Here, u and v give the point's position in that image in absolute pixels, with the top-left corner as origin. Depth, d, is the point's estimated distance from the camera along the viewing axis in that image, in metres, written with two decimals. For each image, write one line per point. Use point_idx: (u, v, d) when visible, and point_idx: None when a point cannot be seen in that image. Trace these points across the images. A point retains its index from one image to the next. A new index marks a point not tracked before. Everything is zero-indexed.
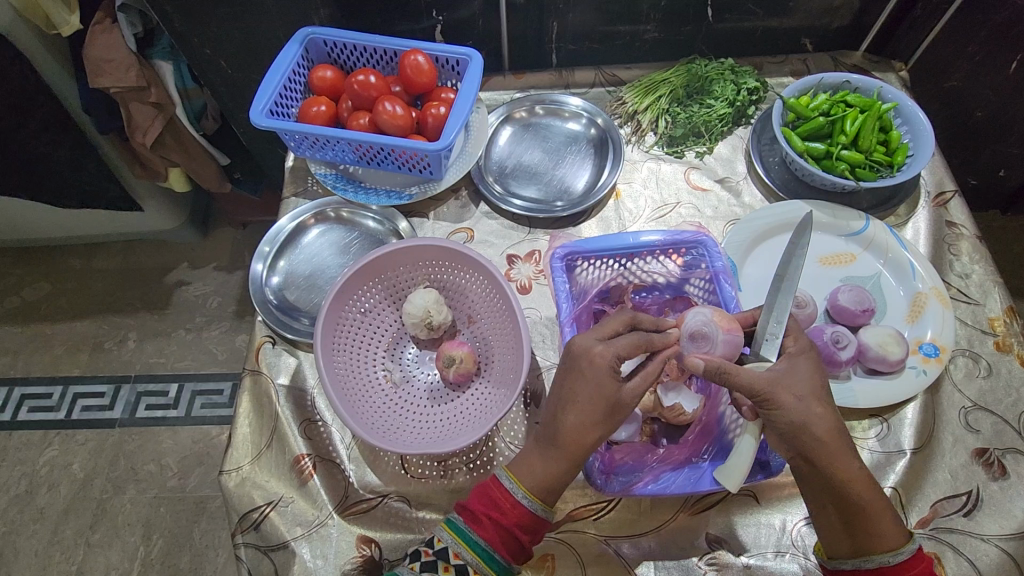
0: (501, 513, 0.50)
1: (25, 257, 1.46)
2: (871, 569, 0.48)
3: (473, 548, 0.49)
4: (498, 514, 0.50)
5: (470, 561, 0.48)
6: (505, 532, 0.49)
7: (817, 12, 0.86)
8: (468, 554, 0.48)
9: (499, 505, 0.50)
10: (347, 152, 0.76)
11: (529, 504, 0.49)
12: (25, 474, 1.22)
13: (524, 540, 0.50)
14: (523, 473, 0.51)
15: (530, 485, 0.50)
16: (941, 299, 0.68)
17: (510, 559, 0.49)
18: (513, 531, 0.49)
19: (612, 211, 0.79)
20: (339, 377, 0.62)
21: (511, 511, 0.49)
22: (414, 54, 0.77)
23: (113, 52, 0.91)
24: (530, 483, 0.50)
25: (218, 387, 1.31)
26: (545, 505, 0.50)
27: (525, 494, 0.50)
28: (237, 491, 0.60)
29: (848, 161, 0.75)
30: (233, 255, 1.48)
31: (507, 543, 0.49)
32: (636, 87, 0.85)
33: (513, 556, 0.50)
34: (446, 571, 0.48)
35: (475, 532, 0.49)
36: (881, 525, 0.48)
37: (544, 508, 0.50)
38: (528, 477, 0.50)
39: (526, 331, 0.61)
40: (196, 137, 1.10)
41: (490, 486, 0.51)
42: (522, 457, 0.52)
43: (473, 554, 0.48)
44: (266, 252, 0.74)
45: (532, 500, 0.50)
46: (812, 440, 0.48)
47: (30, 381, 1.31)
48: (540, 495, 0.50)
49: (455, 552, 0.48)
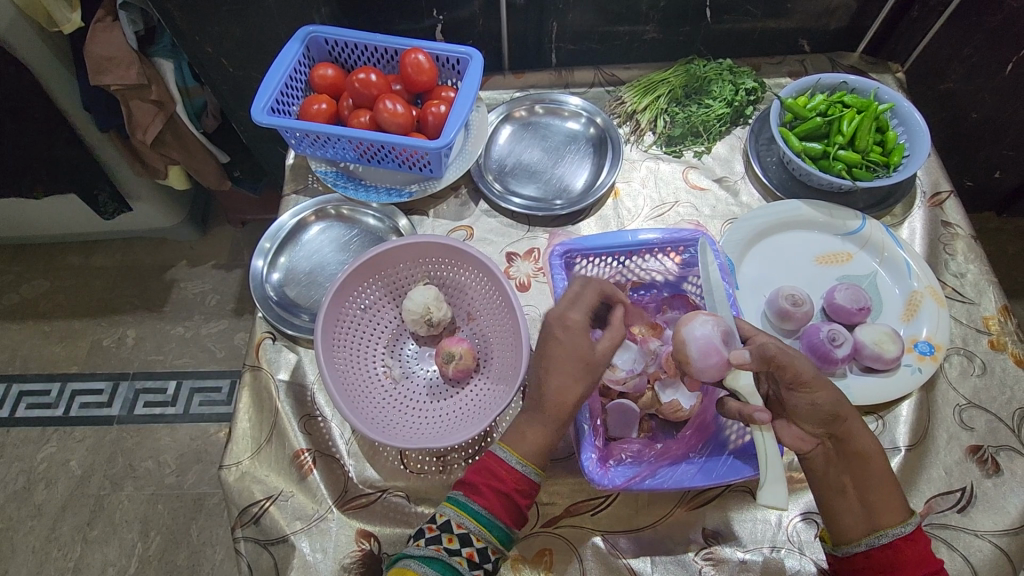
0: (499, 480, 0.50)
1: (24, 254, 1.47)
2: (885, 544, 0.49)
3: (475, 517, 0.49)
4: (496, 481, 0.50)
5: (472, 530, 0.48)
6: (504, 499, 0.50)
7: (815, 13, 0.87)
8: (471, 523, 0.48)
9: (495, 473, 0.50)
10: (347, 150, 0.77)
11: (525, 469, 0.50)
12: (23, 470, 1.22)
13: (522, 505, 0.50)
14: (515, 441, 0.52)
15: (523, 451, 0.51)
16: (937, 298, 0.68)
17: (510, 526, 0.50)
18: (512, 497, 0.50)
19: (611, 209, 0.80)
20: (339, 372, 0.62)
21: (508, 477, 0.50)
22: (415, 53, 0.77)
23: (115, 50, 0.92)
24: (525, 450, 0.51)
25: (217, 385, 1.31)
26: (539, 469, 0.51)
27: (519, 459, 0.51)
28: (237, 485, 0.60)
29: (845, 161, 0.76)
30: (232, 253, 1.49)
31: (506, 510, 0.50)
32: (635, 87, 0.86)
33: (513, 521, 0.50)
34: (451, 543, 0.48)
35: (477, 501, 0.49)
36: (890, 499, 0.50)
37: (537, 472, 0.51)
38: (520, 444, 0.51)
39: (525, 328, 0.62)
40: (196, 135, 1.11)
41: (485, 458, 0.52)
42: (513, 427, 0.53)
43: (475, 522, 0.48)
44: (267, 248, 0.74)
45: (527, 465, 0.51)
46: None
47: (28, 377, 1.31)
48: (533, 460, 0.51)
49: (457, 522, 0.48)
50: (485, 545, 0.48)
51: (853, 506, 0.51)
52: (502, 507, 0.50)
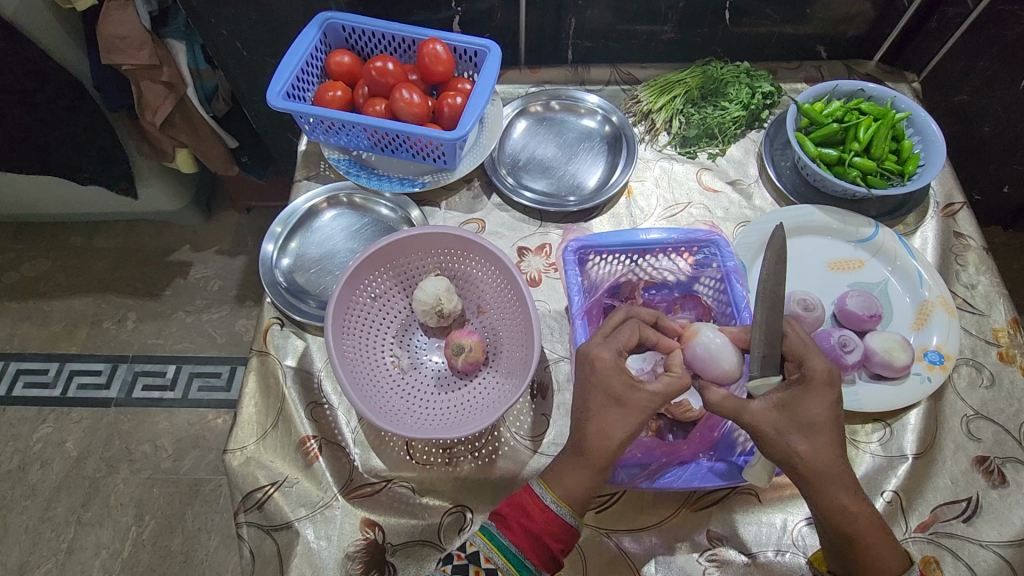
0: (531, 519, 0.49)
1: (26, 233, 1.46)
2: None
3: (503, 553, 0.49)
4: (528, 519, 0.49)
5: (500, 566, 0.48)
6: (535, 540, 0.49)
7: (833, 19, 0.87)
8: (499, 559, 0.48)
9: (528, 512, 0.50)
10: (361, 138, 0.76)
11: (559, 511, 0.49)
12: (18, 450, 1.21)
13: (555, 550, 0.49)
14: (556, 483, 0.50)
15: (560, 492, 0.50)
16: (947, 308, 0.68)
17: (540, 568, 0.49)
18: (545, 540, 0.49)
19: (624, 208, 0.80)
20: (348, 359, 0.62)
21: (541, 517, 0.49)
22: (433, 43, 0.77)
23: (128, 29, 0.91)
24: (563, 492, 0.50)
25: (217, 371, 1.30)
26: (576, 514, 0.50)
27: (555, 500, 0.50)
28: (242, 470, 0.60)
29: (860, 168, 0.76)
30: (236, 239, 1.48)
31: (537, 550, 0.49)
32: (651, 86, 0.86)
33: (544, 566, 0.49)
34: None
35: (507, 539, 0.49)
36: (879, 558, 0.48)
37: (572, 516, 0.50)
38: (559, 483, 0.50)
39: (536, 322, 0.62)
40: (206, 119, 1.10)
41: (523, 495, 0.51)
42: (555, 463, 0.52)
43: (503, 559, 0.48)
44: (278, 233, 0.74)
45: (564, 509, 0.49)
46: (833, 452, 0.47)
47: (26, 357, 1.30)
48: (569, 503, 0.50)
49: (486, 556, 0.49)
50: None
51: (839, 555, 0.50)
52: (533, 549, 0.49)
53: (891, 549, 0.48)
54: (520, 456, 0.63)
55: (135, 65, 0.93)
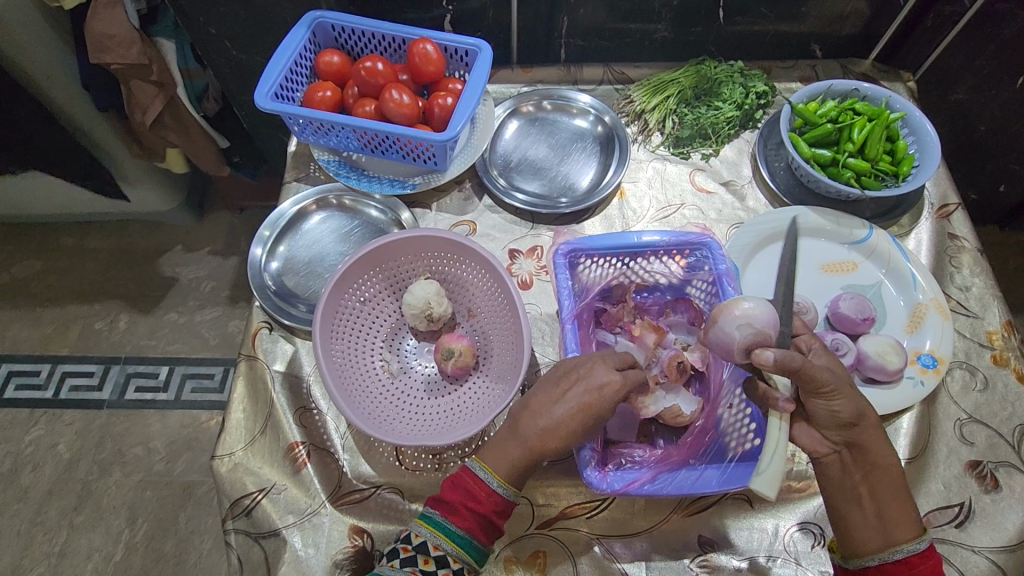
0: (474, 500, 0.49)
1: (17, 232, 1.44)
2: (898, 560, 0.48)
3: (451, 540, 0.48)
4: (470, 500, 0.49)
5: (449, 551, 0.48)
6: (481, 520, 0.49)
7: (828, 17, 0.86)
8: (447, 546, 0.48)
9: (470, 492, 0.50)
10: (351, 139, 0.76)
11: (501, 490, 0.49)
12: (10, 452, 1.20)
13: (498, 524, 0.50)
14: (492, 461, 0.50)
15: (500, 470, 0.50)
16: (941, 311, 0.68)
17: (484, 543, 0.50)
18: (488, 517, 0.49)
19: (616, 209, 0.79)
20: (337, 365, 0.61)
21: (484, 498, 0.49)
22: (423, 43, 0.76)
23: (115, 28, 0.89)
24: (504, 471, 0.50)
25: (209, 372, 1.30)
26: (514, 487, 0.50)
27: (501, 482, 0.49)
28: (229, 476, 0.59)
29: (854, 169, 0.75)
30: (229, 239, 1.47)
31: (481, 529, 0.49)
32: (644, 86, 0.85)
33: (488, 539, 0.50)
34: (426, 564, 0.48)
35: (453, 523, 0.49)
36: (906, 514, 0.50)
37: (511, 490, 0.50)
38: (499, 463, 0.50)
39: (527, 326, 0.61)
40: (196, 118, 1.09)
41: (460, 477, 0.51)
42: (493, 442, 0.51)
43: (453, 545, 0.48)
44: (266, 236, 0.73)
45: (503, 486, 0.49)
46: None
47: (17, 359, 1.29)
48: (510, 479, 0.50)
49: (434, 544, 0.48)
50: (462, 565, 0.49)
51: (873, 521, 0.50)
52: (479, 527, 0.49)
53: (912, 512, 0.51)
54: None
55: (123, 65, 0.92)
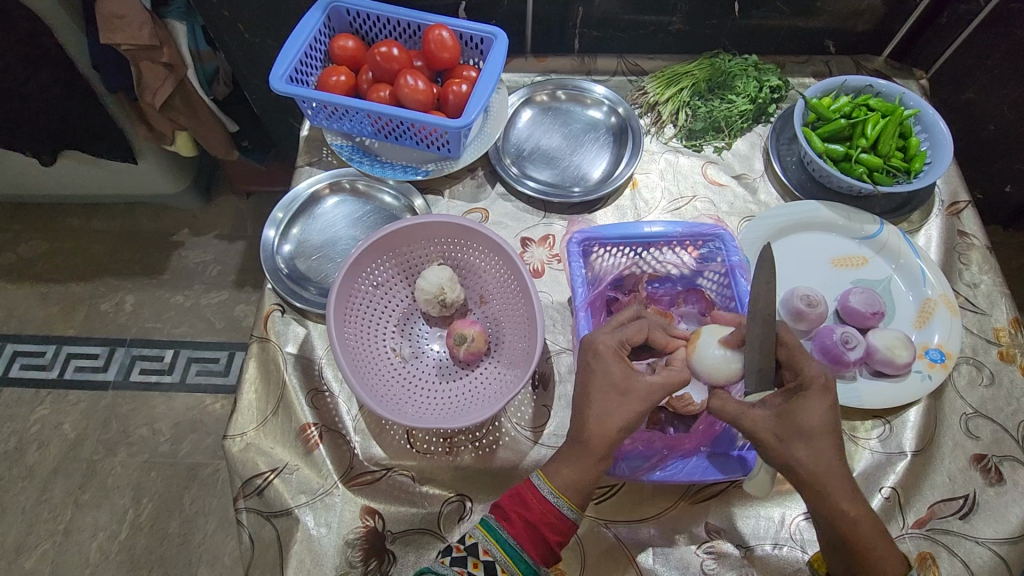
0: (530, 511, 0.49)
1: (23, 213, 1.44)
2: None
3: (501, 546, 0.49)
4: (527, 511, 0.50)
5: (498, 559, 0.48)
6: (534, 531, 0.49)
7: (843, 13, 0.86)
8: (497, 551, 0.48)
9: (528, 504, 0.50)
10: (365, 124, 0.76)
11: (557, 503, 0.49)
12: (15, 431, 1.21)
13: (552, 541, 0.49)
14: (555, 476, 0.50)
15: (560, 486, 0.50)
16: (950, 307, 0.68)
17: (538, 561, 0.49)
18: (543, 531, 0.49)
19: (628, 200, 0.79)
20: (350, 347, 0.62)
21: (538, 507, 0.49)
22: (439, 29, 0.76)
23: (128, 8, 0.89)
24: (561, 485, 0.50)
25: (215, 356, 1.30)
26: (574, 505, 0.49)
27: (552, 491, 0.49)
28: (242, 455, 0.60)
29: (866, 165, 0.75)
30: (235, 224, 1.47)
31: (535, 542, 0.49)
32: (658, 78, 0.85)
33: (542, 558, 0.49)
34: (474, 567, 0.48)
35: (509, 533, 0.49)
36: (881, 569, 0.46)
37: (572, 509, 0.49)
38: (556, 474, 0.50)
39: (540, 313, 0.61)
40: (206, 102, 1.09)
41: (523, 490, 0.51)
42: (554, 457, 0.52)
43: (501, 552, 0.48)
44: (280, 219, 0.73)
45: (562, 500, 0.49)
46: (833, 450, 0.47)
47: (23, 337, 1.29)
48: (569, 496, 0.49)
49: (484, 548, 0.49)
50: None
51: (845, 570, 0.48)
52: (530, 540, 0.49)
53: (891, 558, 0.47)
54: (521, 447, 0.63)
55: (135, 46, 0.92)
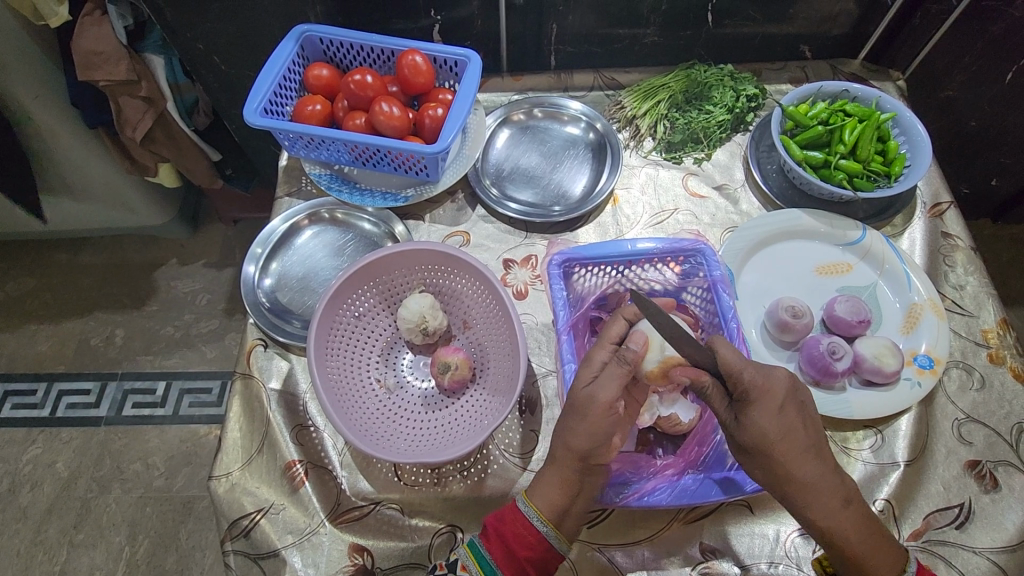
0: (506, 525, 0.50)
1: (10, 250, 1.44)
2: None
3: (477, 561, 0.48)
4: (503, 525, 0.50)
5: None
6: (508, 546, 0.49)
7: (817, 18, 0.86)
8: (473, 567, 0.48)
9: (504, 517, 0.50)
10: (342, 153, 0.75)
11: (529, 514, 0.50)
12: (8, 472, 1.20)
13: (524, 558, 0.49)
14: (537, 496, 0.51)
15: (542, 506, 0.50)
16: (937, 311, 0.68)
17: None
18: (516, 548, 0.49)
19: (609, 216, 0.79)
20: (332, 381, 0.61)
21: (511, 520, 0.50)
22: (412, 54, 0.76)
23: (102, 44, 0.89)
24: (537, 499, 0.50)
25: (207, 386, 1.29)
26: (547, 521, 0.49)
27: (526, 501, 0.50)
28: (227, 497, 0.59)
29: (846, 170, 0.75)
30: (223, 251, 1.46)
31: (509, 561, 0.49)
32: (635, 91, 0.85)
33: None
34: None
35: (484, 547, 0.49)
36: (880, 565, 0.48)
37: (544, 522, 0.49)
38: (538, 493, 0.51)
39: (522, 338, 0.61)
40: (186, 132, 1.08)
41: (504, 509, 0.51)
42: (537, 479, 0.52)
43: (477, 568, 0.48)
44: (259, 253, 0.73)
45: (535, 513, 0.49)
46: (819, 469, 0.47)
47: (13, 377, 1.28)
48: (545, 512, 0.50)
49: (462, 564, 0.49)
50: None
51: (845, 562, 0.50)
52: (504, 557, 0.49)
53: (887, 550, 0.49)
54: (510, 474, 0.62)
55: (111, 81, 0.92)
